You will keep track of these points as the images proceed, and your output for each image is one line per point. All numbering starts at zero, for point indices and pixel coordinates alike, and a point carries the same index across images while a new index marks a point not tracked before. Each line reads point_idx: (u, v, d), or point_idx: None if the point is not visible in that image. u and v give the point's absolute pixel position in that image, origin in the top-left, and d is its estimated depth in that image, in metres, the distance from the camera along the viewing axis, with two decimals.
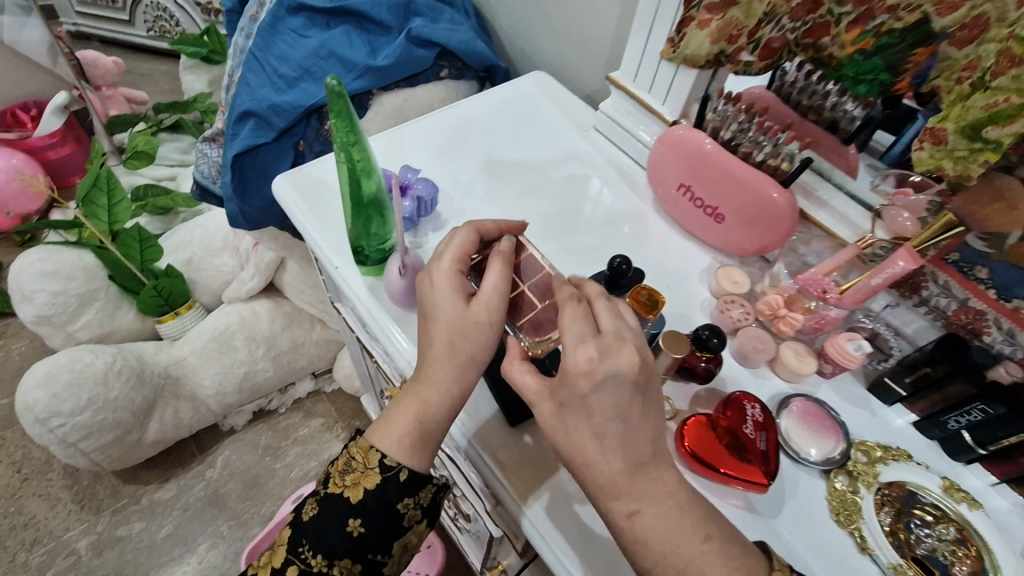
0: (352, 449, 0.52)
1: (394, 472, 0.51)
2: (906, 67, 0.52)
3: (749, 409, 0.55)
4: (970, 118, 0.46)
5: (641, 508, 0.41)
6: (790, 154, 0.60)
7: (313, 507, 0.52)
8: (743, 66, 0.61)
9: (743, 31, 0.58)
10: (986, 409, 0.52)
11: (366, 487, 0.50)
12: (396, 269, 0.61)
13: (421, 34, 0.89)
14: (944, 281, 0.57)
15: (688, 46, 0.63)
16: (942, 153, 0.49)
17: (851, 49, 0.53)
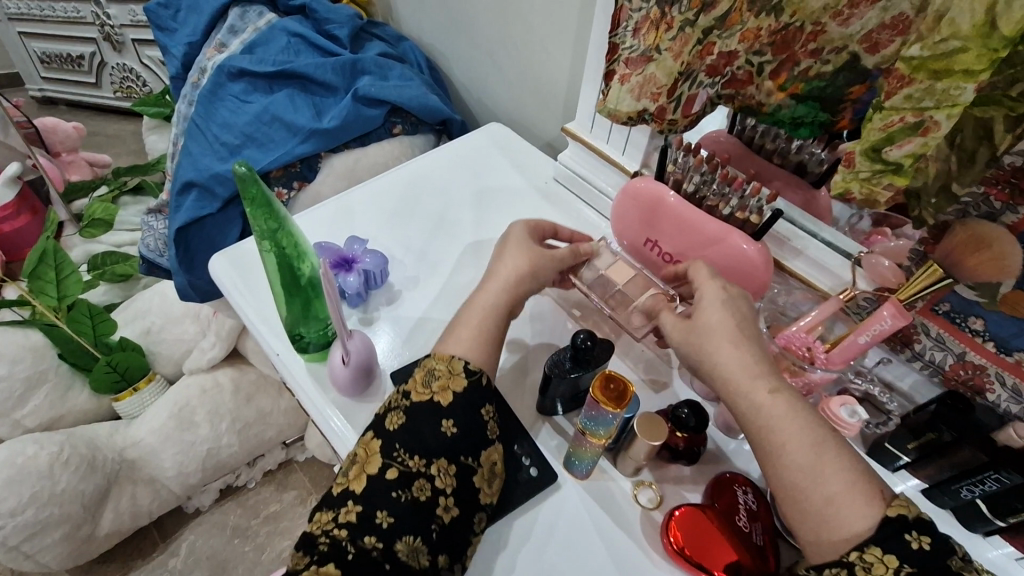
0: (430, 361, 0.50)
1: (477, 377, 0.49)
2: (843, 106, 0.49)
3: (741, 496, 0.49)
4: (870, 140, 0.43)
5: (779, 386, 0.46)
6: (759, 206, 0.56)
7: (398, 416, 0.47)
8: (668, 125, 0.54)
9: (663, 89, 0.50)
10: (1002, 478, 0.47)
11: (455, 390, 0.48)
12: (339, 356, 0.55)
13: (369, 93, 0.85)
14: (936, 334, 0.52)
15: (609, 101, 0.54)
16: (851, 175, 0.46)
17: (781, 94, 0.51)
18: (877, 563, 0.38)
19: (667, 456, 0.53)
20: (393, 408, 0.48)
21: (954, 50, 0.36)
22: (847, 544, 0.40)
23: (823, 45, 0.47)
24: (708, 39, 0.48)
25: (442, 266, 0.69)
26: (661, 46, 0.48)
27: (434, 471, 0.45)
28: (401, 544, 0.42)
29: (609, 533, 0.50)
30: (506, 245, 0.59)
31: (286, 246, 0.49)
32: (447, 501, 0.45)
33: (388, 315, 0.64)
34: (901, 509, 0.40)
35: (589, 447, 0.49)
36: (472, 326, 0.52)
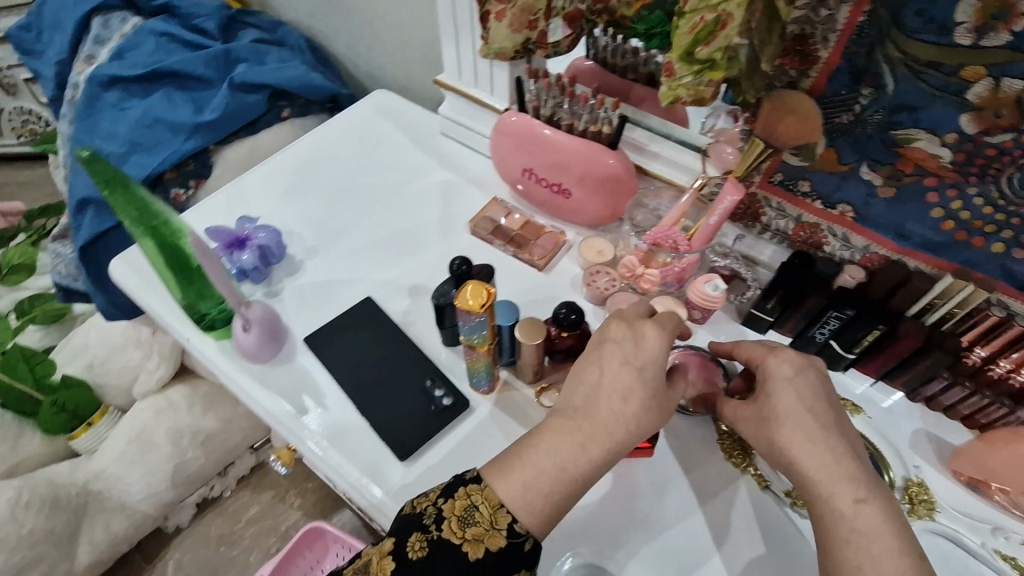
0: (476, 494, 0.42)
1: (520, 540, 0.41)
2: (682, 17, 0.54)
3: None
4: (681, 44, 0.46)
5: (867, 496, 0.40)
6: (607, 117, 0.60)
7: (421, 543, 0.41)
8: (552, 47, 0.60)
9: (538, 13, 0.56)
10: (839, 314, 0.54)
11: (490, 548, 0.41)
12: (240, 326, 0.58)
13: (245, 80, 0.86)
14: (777, 204, 0.58)
15: (495, 41, 0.60)
16: (675, 84, 0.49)
17: (636, 6, 0.55)
18: None
19: (562, 358, 0.57)
20: (418, 530, 0.42)
21: None
22: None
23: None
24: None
25: (340, 231, 0.72)
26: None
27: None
28: None
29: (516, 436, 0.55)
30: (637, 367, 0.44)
31: (157, 224, 0.51)
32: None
33: (291, 285, 0.67)
34: None
35: (479, 359, 0.53)
36: (536, 485, 0.42)
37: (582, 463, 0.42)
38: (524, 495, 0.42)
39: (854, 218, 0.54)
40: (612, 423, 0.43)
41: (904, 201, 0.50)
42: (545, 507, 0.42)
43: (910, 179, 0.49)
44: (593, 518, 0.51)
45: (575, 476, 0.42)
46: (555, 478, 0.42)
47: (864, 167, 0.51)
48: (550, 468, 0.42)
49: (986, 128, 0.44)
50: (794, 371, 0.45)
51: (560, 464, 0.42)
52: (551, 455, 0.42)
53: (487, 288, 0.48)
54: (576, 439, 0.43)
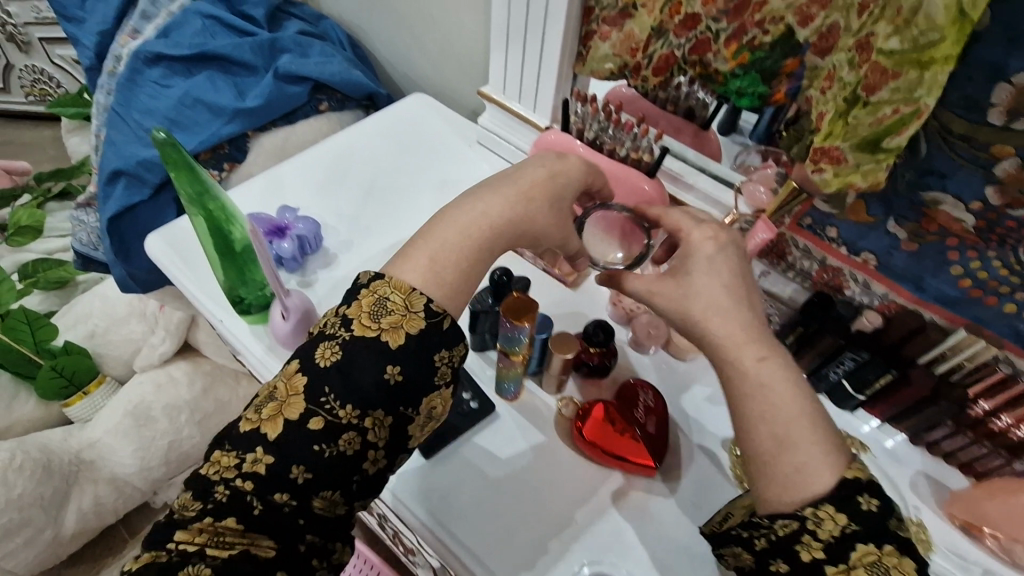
0: (383, 288, 0.47)
1: (437, 321, 0.47)
2: (780, 79, 0.57)
3: (642, 395, 0.57)
4: (861, 134, 0.48)
5: None
6: (649, 145, 0.63)
7: (334, 353, 0.46)
8: (641, 81, 0.66)
9: (639, 45, 0.62)
10: (855, 357, 0.57)
11: (410, 329, 0.46)
12: (279, 314, 0.59)
13: (290, 71, 0.88)
14: (804, 246, 0.61)
15: (594, 59, 0.67)
16: (846, 170, 0.51)
17: (733, 63, 0.58)
18: (828, 518, 0.38)
19: (587, 373, 0.60)
20: (328, 339, 0.46)
21: (932, 40, 0.42)
22: (794, 498, 0.40)
23: (768, 15, 0.53)
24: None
25: (374, 229, 0.74)
26: (636, 5, 0.61)
27: (368, 424, 0.45)
28: (318, 500, 0.45)
29: (537, 442, 0.57)
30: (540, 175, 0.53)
31: (213, 208, 0.52)
32: (375, 452, 0.46)
33: (325, 276, 0.68)
34: (859, 471, 0.39)
35: (513, 369, 0.55)
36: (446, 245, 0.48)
37: (477, 232, 0.49)
38: (429, 276, 0.48)
39: (876, 267, 0.57)
40: (515, 199, 0.50)
41: (924, 257, 0.53)
42: (445, 276, 0.48)
43: (932, 238, 0.52)
44: (591, 517, 0.52)
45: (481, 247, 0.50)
46: (459, 238, 0.49)
47: (890, 221, 0.54)
48: (451, 249, 0.48)
49: (1008, 201, 0.47)
50: (715, 246, 0.46)
51: (466, 232, 0.49)
52: (458, 244, 0.49)
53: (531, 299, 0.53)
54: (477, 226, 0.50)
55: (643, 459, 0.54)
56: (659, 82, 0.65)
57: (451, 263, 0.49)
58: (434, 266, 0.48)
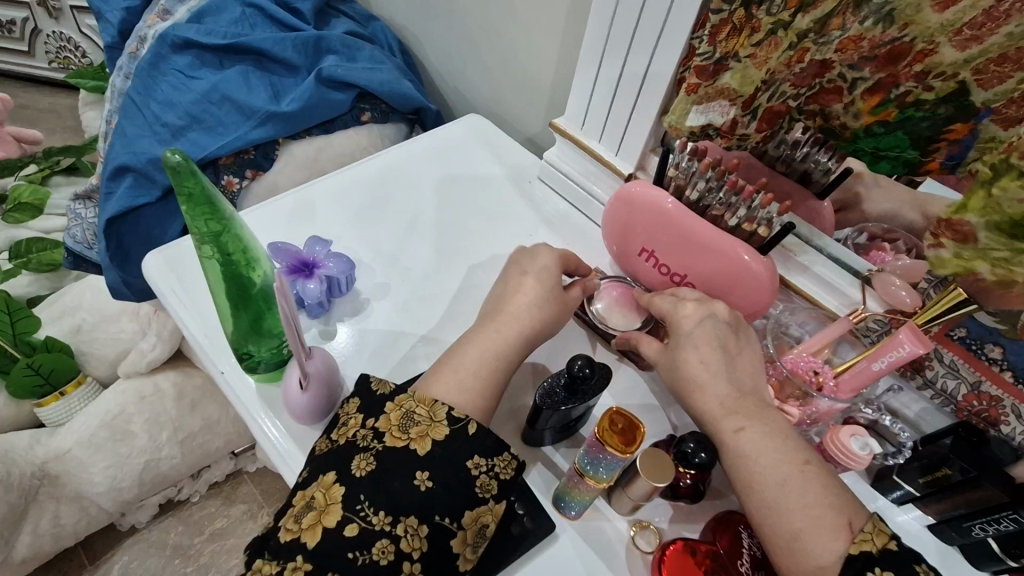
0: (408, 401, 0.43)
1: (462, 425, 0.42)
2: (938, 146, 0.46)
3: (745, 539, 0.45)
4: (1005, 213, 0.40)
5: None
6: (768, 218, 0.51)
7: (367, 461, 0.40)
8: (738, 138, 0.54)
9: (739, 98, 0.50)
10: (1019, 519, 0.43)
11: (436, 438, 0.41)
12: (295, 380, 0.47)
13: (334, 75, 0.77)
14: (950, 360, 0.49)
15: (671, 114, 0.54)
16: (972, 251, 0.43)
17: (867, 119, 0.49)
18: None
19: (670, 493, 0.48)
20: (360, 449, 0.41)
21: None
22: None
23: (930, 69, 0.44)
24: (801, 45, 0.47)
25: (414, 273, 0.62)
26: (740, 54, 0.47)
27: (401, 532, 0.38)
28: None
29: None
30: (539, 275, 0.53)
31: (234, 250, 0.41)
32: (412, 568, 0.38)
33: (352, 327, 0.57)
34: (868, 544, 0.37)
35: (585, 489, 0.44)
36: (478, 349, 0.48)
37: (502, 343, 0.48)
38: (455, 385, 0.45)
39: None
40: (524, 310, 0.50)
41: None
42: (477, 384, 0.46)
43: None
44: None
45: (519, 344, 0.49)
46: (488, 348, 0.48)
47: None
48: (485, 352, 0.48)
49: None
50: (695, 323, 0.50)
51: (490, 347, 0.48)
52: (485, 349, 0.48)
53: (637, 425, 0.41)
54: (501, 325, 0.49)
55: None
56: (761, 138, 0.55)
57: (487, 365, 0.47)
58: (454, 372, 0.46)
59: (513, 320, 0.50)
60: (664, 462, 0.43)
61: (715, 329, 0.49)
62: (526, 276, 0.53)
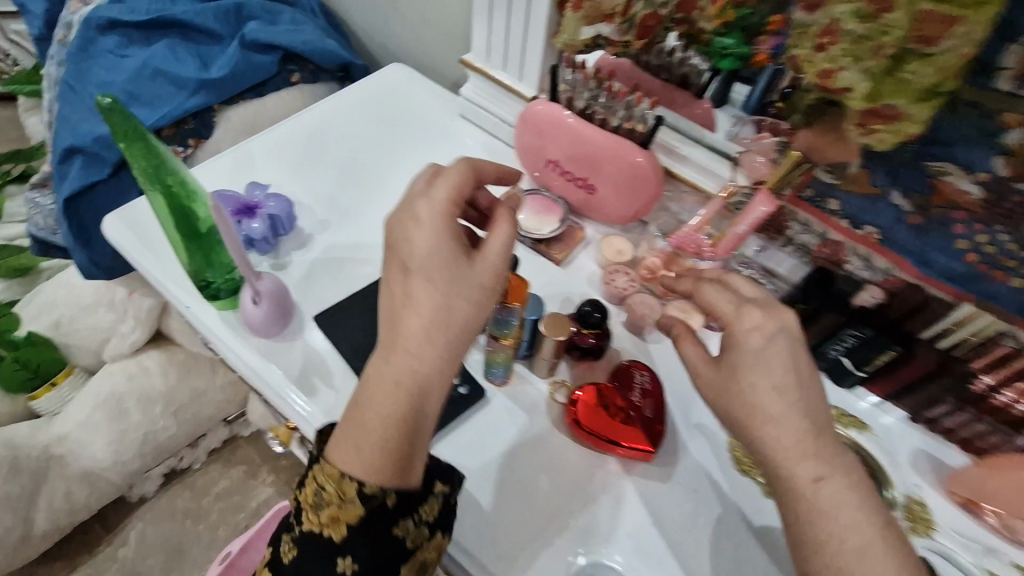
0: (319, 476, 0.41)
1: (380, 498, 0.40)
2: (763, 37, 0.51)
3: (638, 378, 0.54)
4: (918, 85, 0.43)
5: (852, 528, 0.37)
6: (642, 115, 0.59)
7: (291, 548, 0.42)
8: (621, 47, 0.59)
9: (615, 11, 0.55)
10: (857, 332, 0.55)
11: (347, 524, 0.40)
12: (250, 299, 0.55)
13: (257, 39, 0.83)
14: (804, 219, 0.58)
15: (564, 31, 0.60)
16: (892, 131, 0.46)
17: (716, 23, 0.52)
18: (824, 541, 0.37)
19: (578, 356, 0.56)
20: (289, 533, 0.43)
21: None
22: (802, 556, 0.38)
23: None
24: None
25: (352, 208, 0.69)
26: None
27: None
28: None
29: (529, 430, 0.54)
30: (412, 273, 0.42)
31: (170, 182, 0.48)
32: None
33: (300, 259, 0.64)
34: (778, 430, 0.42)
35: (500, 350, 0.54)
36: (380, 404, 0.40)
37: (400, 396, 0.40)
38: (363, 453, 0.40)
39: (879, 241, 0.54)
40: (421, 343, 0.41)
41: (931, 230, 0.51)
42: (382, 447, 0.40)
43: (938, 211, 0.50)
44: (590, 491, 0.51)
45: (417, 391, 0.40)
46: (392, 392, 0.40)
47: (895, 193, 0.51)
48: (383, 406, 0.40)
49: (1017, 175, 0.45)
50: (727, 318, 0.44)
51: (390, 397, 0.40)
52: (392, 385, 0.40)
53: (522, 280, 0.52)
54: (405, 370, 0.40)
55: (638, 443, 0.51)
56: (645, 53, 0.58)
57: (391, 421, 0.40)
58: (357, 440, 0.40)
59: (411, 356, 0.41)
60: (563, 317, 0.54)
61: (767, 322, 0.42)
62: (438, 278, 0.42)
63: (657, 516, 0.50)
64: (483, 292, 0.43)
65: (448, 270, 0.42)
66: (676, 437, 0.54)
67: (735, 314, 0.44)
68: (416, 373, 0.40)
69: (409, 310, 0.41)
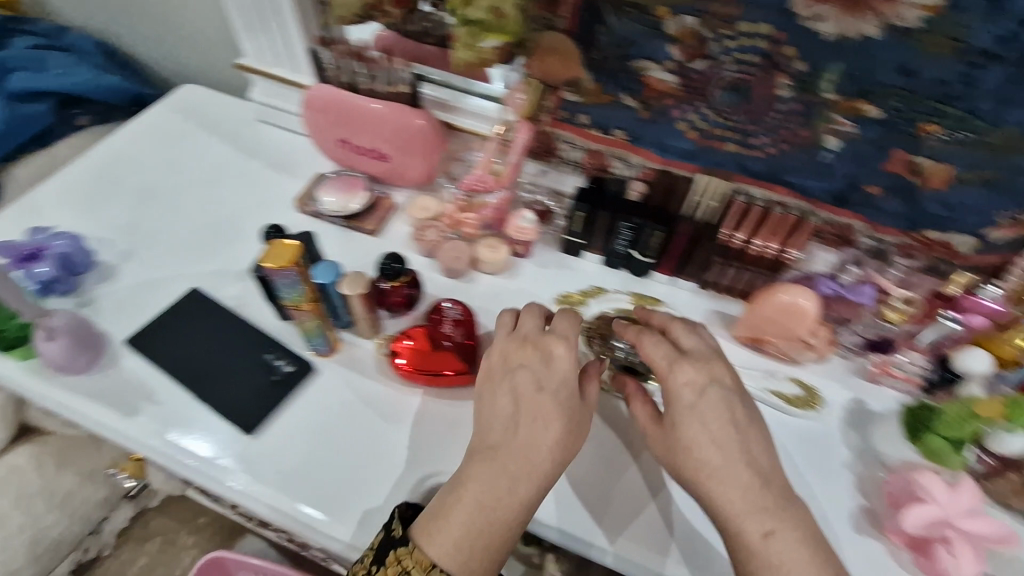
0: (403, 557, 0.42)
1: None
2: None
3: (449, 310, 0.58)
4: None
5: (775, 527, 0.42)
6: (403, 77, 0.64)
7: None
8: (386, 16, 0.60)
9: None
10: (629, 224, 0.62)
11: None
12: (44, 339, 0.54)
13: (21, 89, 0.81)
14: (568, 139, 0.64)
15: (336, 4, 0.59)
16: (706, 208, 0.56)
17: None
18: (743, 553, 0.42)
19: (396, 308, 0.60)
20: None
21: None
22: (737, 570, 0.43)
23: None
24: None
25: (154, 231, 0.69)
26: None
27: None
28: None
29: (357, 383, 0.57)
30: (512, 388, 0.48)
31: None
32: None
33: (106, 291, 0.63)
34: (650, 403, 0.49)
35: (306, 320, 0.55)
36: (467, 500, 0.44)
37: (506, 503, 0.44)
38: (454, 546, 0.42)
39: (628, 141, 0.61)
40: (518, 457, 0.45)
41: (657, 121, 0.58)
42: (477, 541, 0.42)
43: (657, 102, 0.57)
44: (427, 425, 0.54)
45: (523, 510, 0.44)
46: (490, 496, 0.44)
47: (623, 95, 0.58)
48: (485, 491, 0.44)
49: (690, 56, 0.51)
50: (686, 389, 0.47)
51: (497, 495, 0.44)
52: (492, 486, 0.44)
53: (291, 244, 0.49)
54: (509, 474, 0.44)
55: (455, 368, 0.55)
56: (388, 23, 0.62)
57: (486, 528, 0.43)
58: (467, 535, 0.42)
59: (515, 453, 0.45)
60: (358, 275, 0.55)
61: (717, 394, 0.47)
62: (543, 395, 0.47)
63: (626, 541, 0.51)
64: (578, 411, 0.48)
65: (566, 385, 0.47)
66: None
67: (667, 366, 0.48)
68: (508, 478, 0.44)
69: (484, 411, 0.48)
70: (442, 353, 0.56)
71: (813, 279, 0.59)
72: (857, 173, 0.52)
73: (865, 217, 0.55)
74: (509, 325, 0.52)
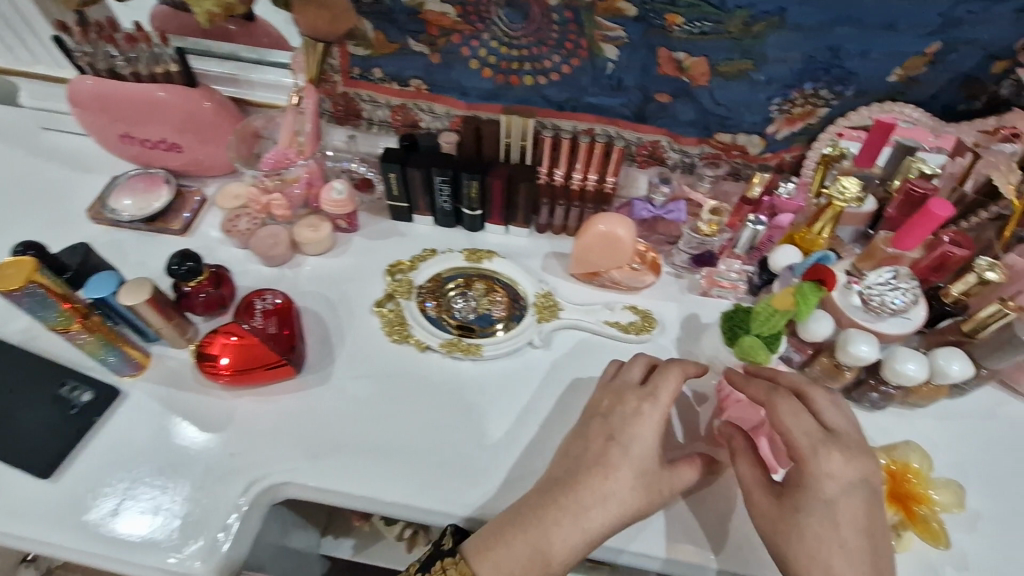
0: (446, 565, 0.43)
1: None
2: None
3: (257, 303, 0.54)
4: None
5: None
6: (168, 54, 0.58)
7: None
8: None
9: None
10: (443, 178, 0.58)
11: None
12: None
13: None
14: (369, 96, 0.61)
15: None
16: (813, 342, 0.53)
17: None
18: None
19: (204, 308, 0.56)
20: None
21: None
22: None
23: None
24: None
25: None
26: None
27: None
28: None
29: (170, 396, 0.52)
30: (615, 444, 0.46)
31: None
32: None
33: None
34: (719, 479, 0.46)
35: (88, 338, 0.50)
36: (521, 541, 0.43)
37: (568, 543, 0.43)
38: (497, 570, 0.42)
39: (428, 90, 0.59)
40: (622, 493, 0.44)
41: (450, 62, 0.56)
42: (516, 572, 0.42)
43: (444, 42, 0.55)
44: (255, 428, 0.51)
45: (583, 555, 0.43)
46: (562, 540, 0.43)
47: (409, 41, 0.55)
48: (555, 539, 0.43)
49: None
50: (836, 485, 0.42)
51: (564, 535, 0.43)
52: (564, 533, 0.43)
53: (25, 261, 0.46)
54: (567, 516, 0.43)
55: (267, 360, 0.51)
56: None
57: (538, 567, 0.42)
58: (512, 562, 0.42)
59: (605, 509, 0.44)
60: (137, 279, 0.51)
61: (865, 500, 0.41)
62: (613, 444, 0.45)
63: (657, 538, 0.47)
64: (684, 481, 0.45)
65: (658, 469, 0.45)
66: (326, 342, 0.56)
67: (811, 451, 0.43)
68: (581, 533, 0.43)
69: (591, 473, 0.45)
70: (251, 349, 0.51)
71: (631, 203, 0.59)
72: (642, 84, 0.54)
73: (666, 130, 0.57)
74: (611, 373, 0.51)
